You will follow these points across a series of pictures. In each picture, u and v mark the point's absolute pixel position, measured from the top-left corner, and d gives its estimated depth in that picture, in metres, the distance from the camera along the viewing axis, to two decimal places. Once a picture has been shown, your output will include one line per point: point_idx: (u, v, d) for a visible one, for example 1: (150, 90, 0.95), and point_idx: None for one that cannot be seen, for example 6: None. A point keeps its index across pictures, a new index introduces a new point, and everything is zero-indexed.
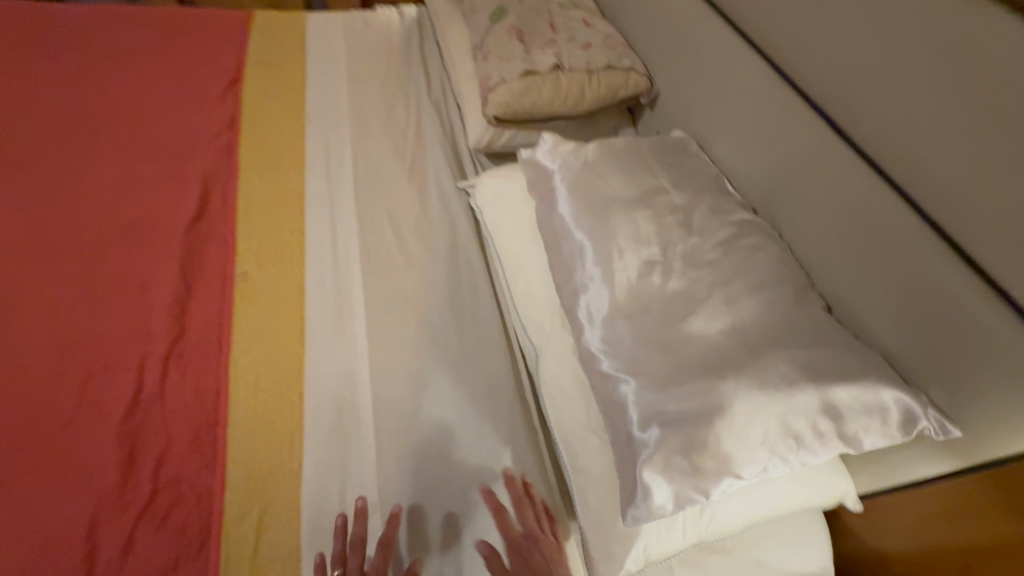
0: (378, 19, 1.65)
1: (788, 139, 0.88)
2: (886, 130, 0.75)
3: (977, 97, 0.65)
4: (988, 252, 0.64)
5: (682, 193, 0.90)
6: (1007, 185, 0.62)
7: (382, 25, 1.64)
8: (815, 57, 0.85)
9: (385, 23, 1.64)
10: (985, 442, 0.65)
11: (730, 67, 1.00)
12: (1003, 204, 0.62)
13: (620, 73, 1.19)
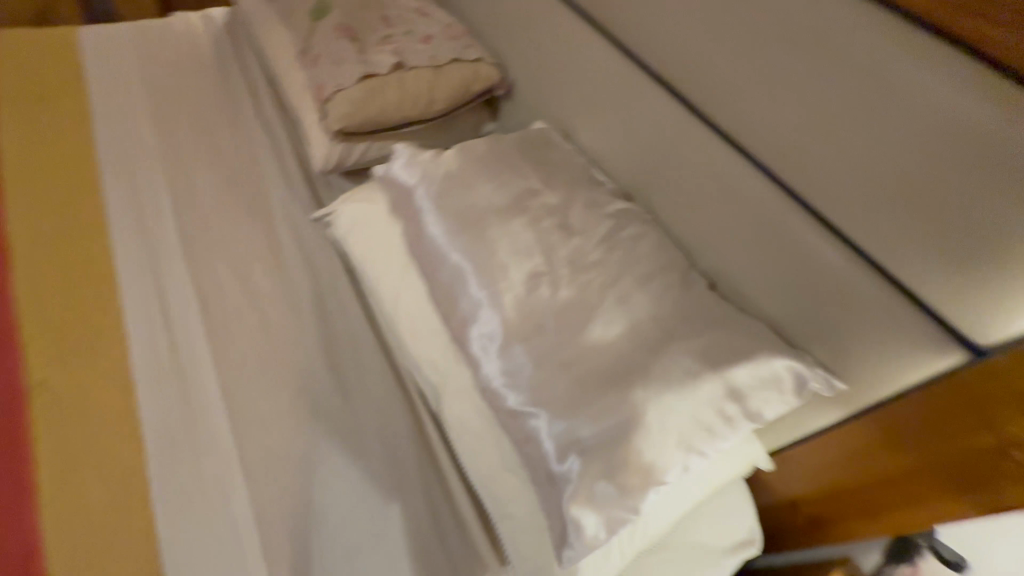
0: (178, 27, 1.38)
1: (646, 120, 0.86)
2: (732, 101, 0.74)
3: (807, 63, 0.65)
4: (841, 210, 0.65)
5: (554, 192, 0.83)
6: (846, 145, 0.63)
7: (186, 33, 1.37)
8: (656, 32, 0.82)
9: (189, 32, 1.38)
10: (866, 389, 0.67)
11: (578, 50, 0.95)
12: (846, 163, 0.63)
13: (469, 66, 1.09)
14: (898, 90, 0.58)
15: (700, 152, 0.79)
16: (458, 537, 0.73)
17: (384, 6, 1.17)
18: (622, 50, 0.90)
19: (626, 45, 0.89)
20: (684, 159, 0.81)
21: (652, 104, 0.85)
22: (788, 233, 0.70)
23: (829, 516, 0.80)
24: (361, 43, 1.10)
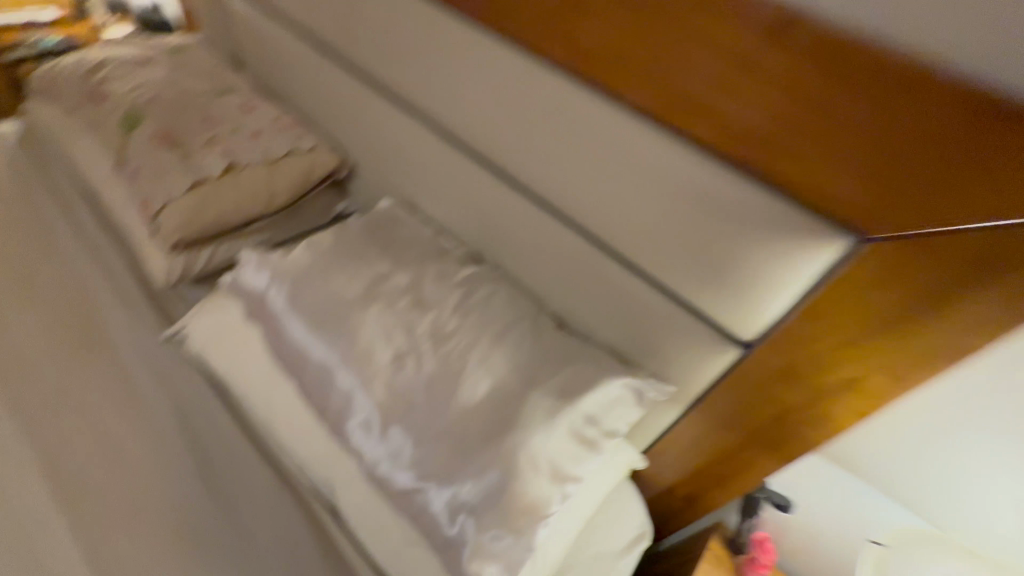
0: None
1: (472, 189, 0.94)
2: (529, 166, 0.83)
3: (566, 137, 0.74)
4: (633, 245, 0.75)
5: (405, 271, 0.89)
6: (619, 198, 0.73)
7: None
8: (455, 111, 0.89)
9: None
10: (690, 387, 0.81)
11: (399, 130, 1.01)
12: (623, 213, 0.73)
13: (305, 156, 1.13)
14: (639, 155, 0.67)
15: (519, 214, 0.88)
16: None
17: (206, 106, 1.16)
18: (433, 126, 0.96)
19: (435, 121, 0.95)
20: (511, 219, 0.90)
21: (471, 175, 0.93)
22: (602, 271, 0.81)
23: (697, 492, 0.93)
24: (184, 149, 1.07)
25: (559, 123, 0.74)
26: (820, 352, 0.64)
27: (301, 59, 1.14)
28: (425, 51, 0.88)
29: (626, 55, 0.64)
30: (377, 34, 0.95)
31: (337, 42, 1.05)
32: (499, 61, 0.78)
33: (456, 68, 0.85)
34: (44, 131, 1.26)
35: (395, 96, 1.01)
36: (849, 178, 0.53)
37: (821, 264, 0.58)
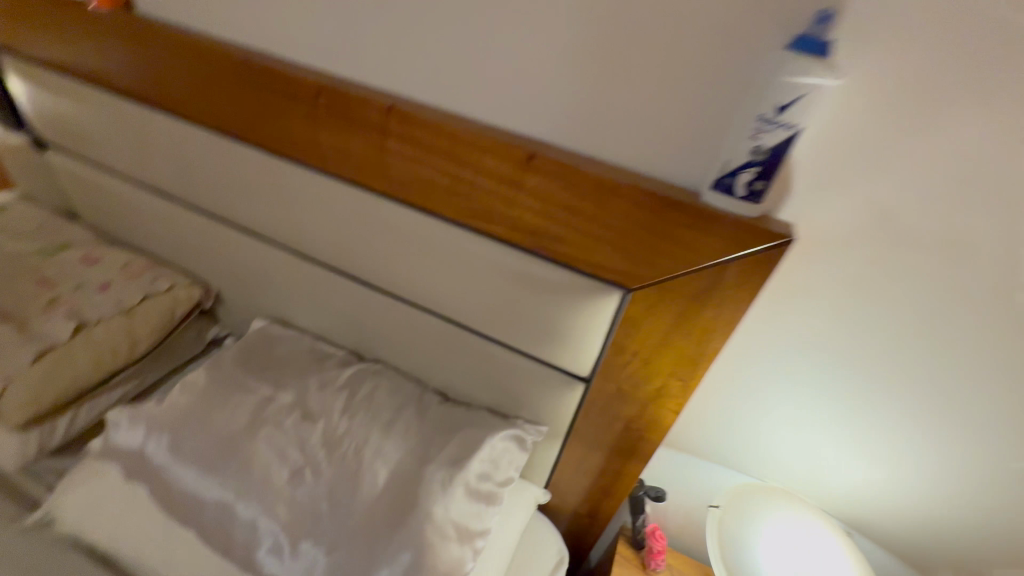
0: None
1: (337, 298, 1.03)
2: (380, 274, 0.95)
3: (404, 244, 0.88)
4: (481, 322, 0.90)
5: (288, 390, 0.95)
6: (459, 286, 0.87)
7: None
8: (304, 235, 0.98)
9: None
10: (558, 423, 0.96)
11: (255, 256, 1.08)
12: (466, 298, 0.88)
13: (163, 296, 1.14)
14: (463, 251, 0.82)
15: (384, 313, 1.00)
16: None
17: (37, 268, 1.11)
18: (287, 249, 1.04)
19: (287, 244, 1.03)
20: (378, 318, 1.01)
21: (333, 286, 1.02)
22: (464, 346, 0.94)
23: (595, 508, 1.08)
24: (19, 317, 1.02)
25: (396, 236, 0.87)
26: (630, 375, 0.82)
27: (137, 204, 1.16)
28: (259, 189, 0.96)
29: (427, 178, 0.78)
30: (210, 178, 1.01)
31: (170, 186, 1.08)
32: (329, 193, 0.89)
33: (293, 201, 0.94)
34: None
35: (241, 226, 1.07)
36: (599, 249, 0.72)
37: (609, 313, 0.77)
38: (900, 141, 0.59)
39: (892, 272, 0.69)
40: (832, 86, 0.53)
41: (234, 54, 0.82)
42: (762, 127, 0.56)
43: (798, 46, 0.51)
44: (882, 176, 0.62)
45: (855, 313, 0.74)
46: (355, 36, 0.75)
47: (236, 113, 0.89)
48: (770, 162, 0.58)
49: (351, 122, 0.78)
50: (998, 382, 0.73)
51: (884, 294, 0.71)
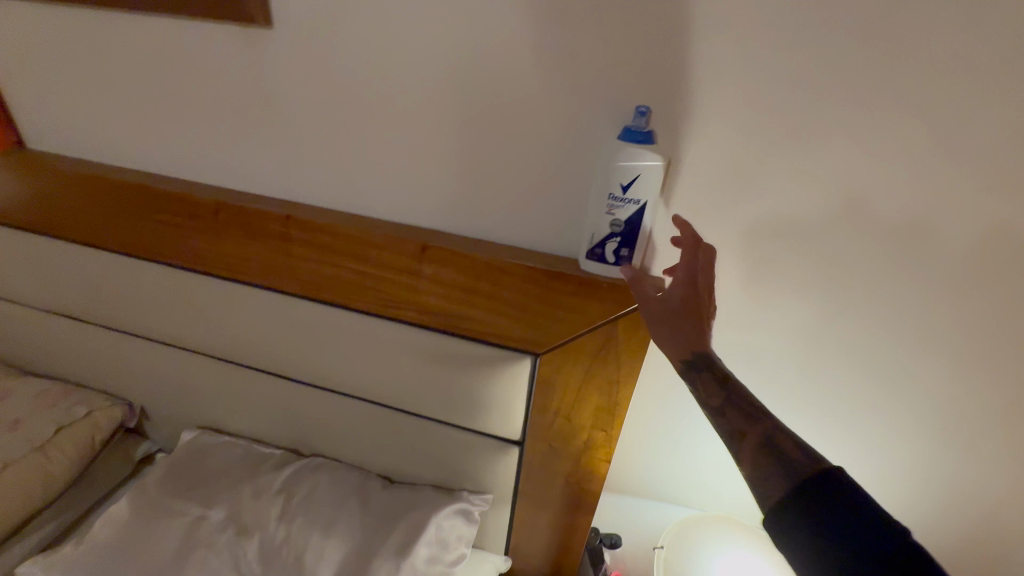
0: None
1: (267, 397, 1.02)
2: (307, 369, 0.95)
3: (324, 338, 0.89)
4: (411, 401, 0.91)
5: (219, 505, 0.91)
6: (383, 371, 0.89)
7: None
8: (224, 340, 0.98)
9: None
10: (502, 488, 0.95)
11: (179, 366, 1.05)
12: (392, 381, 0.90)
13: (81, 423, 1.08)
14: (381, 338, 0.85)
15: (316, 407, 0.99)
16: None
17: None
18: (210, 356, 1.02)
19: (208, 351, 1.02)
20: (311, 411, 1.00)
21: (261, 386, 1.01)
22: (399, 427, 0.95)
23: (558, 565, 1.07)
24: None
25: (313, 331, 0.89)
26: (559, 432, 0.86)
27: (46, 331, 1.12)
28: (171, 302, 0.96)
29: (335, 276, 0.81)
30: (120, 296, 0.99)
31: (79, 309, 1.06)
32: (243, 299, 0.90)
33: (208, 310, 0.94)
34: None
35: (159, 339, 1.05)
36: (505, 322, 0.76)
37: (525, 378, 0.80)
38: (728, 198, 0.70)
39: (754, 299, 0.79)
40: (662, 167, 0.64)
41: (133, 180, 0.84)
42: (614, 204, 0.66)
43: (626, 136, 0.63)
44: (729, 227, 0.73)
45: (737, 340, 0.83)
46: (253, 154, 0.81)
47: (140, 235, 0.90)
48: (628, 232, 0.67)
49: (253, 233, 0.81)
50: (867, 378, 0.82)
51: (754, 319, 0.81)
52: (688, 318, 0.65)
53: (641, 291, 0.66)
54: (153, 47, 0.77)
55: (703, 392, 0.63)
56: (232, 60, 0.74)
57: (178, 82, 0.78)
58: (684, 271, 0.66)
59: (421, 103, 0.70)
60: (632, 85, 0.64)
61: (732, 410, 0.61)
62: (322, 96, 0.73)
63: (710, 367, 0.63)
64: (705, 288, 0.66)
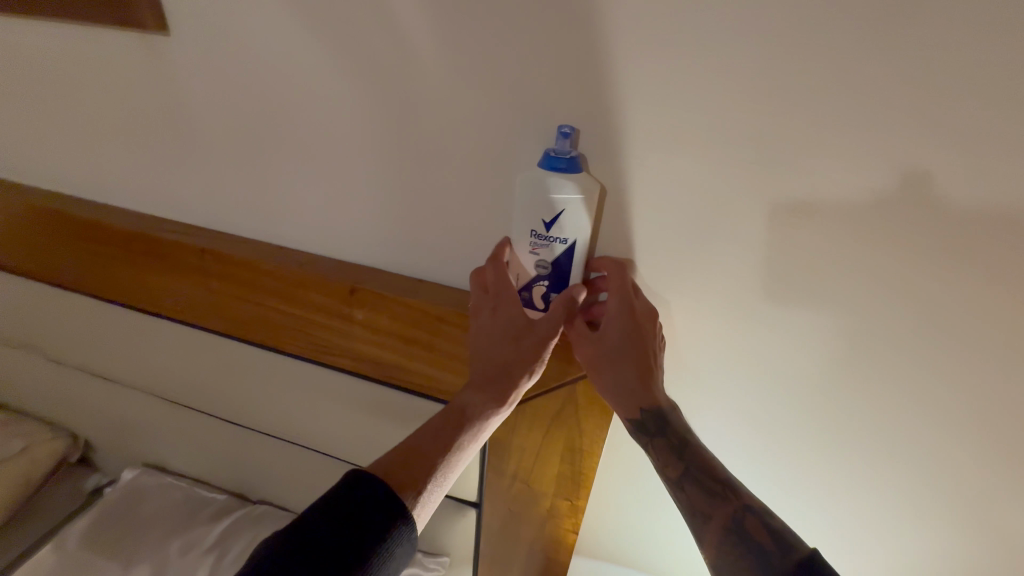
0: None
1: (206, 437, 0.92)
2: (242, 412, 0.85)
3: (255, 381, 0.79)
4: (352, 455, 0.80)
5: (142, 563, 0.82)
6: (320, 421, 0.78)
7: None
8: (155, 377, 0.88)
9: None
10: (460, 550, 0.83)
11: (116, 400, 0.97)
12: (330, 432, 0.78)
13: (15, 459, 0.99)
14: (315, 384, 0.74)
15: (257, 451, 0.89)
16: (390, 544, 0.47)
17: None
18: (145, 392, 0.93)
19: (143, 387, 0.93)
20: (253, 455, 0.90)
21: (200, 425, 0.91)
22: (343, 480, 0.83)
23: None
24: None
25: (241, 374, 0.79)
26: (518, 496, 0.74)
27: None
28: (98, 335, 0.87)
29: (261, 316, 0.72)
30: (49, 326, 0.91)
31: (14, 337, 0.99)
32: (168, 335, 0.80)
33: (136, 344, 0.85)
34: None
35: (94, 371, 0.96)
36: (450, 376, 0.66)
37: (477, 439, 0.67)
38: (703, 239, 0.57)
39: (750, 360, 0.63)
40: (592, 200, 0.54)
41: (44, 203, 0.76)
42: (538, 243, 0.57)
43: (546, 164, 0.53)
44: (717, 267, 0.58)
45: (727, 406, 0.67)
46: (167, 177, 0.72)
47: (58, 262, 0.81)
48: (556, 275, 0.58)
49: (169, 265, 0.72)
50: (894, 477, 0.63)
51: (749, 385, 0.65)
52: (632, 362, 0.56)
53: (574, 328, 0.59)
54: (55, 56, 0.68)
55: (660, 462, 0.56)
56: (136, 70, 0.65)
57: (84, 95, 0.69)
58: (615, 302, 0.56)
59: (340, 123, 0.61)
60: (577, 102, 0.53)
61: (692, 486, 0.53)
62: (233, 114, 0.64)
63: (665, 434, 0.55)
64: (651, 325, 0.57)
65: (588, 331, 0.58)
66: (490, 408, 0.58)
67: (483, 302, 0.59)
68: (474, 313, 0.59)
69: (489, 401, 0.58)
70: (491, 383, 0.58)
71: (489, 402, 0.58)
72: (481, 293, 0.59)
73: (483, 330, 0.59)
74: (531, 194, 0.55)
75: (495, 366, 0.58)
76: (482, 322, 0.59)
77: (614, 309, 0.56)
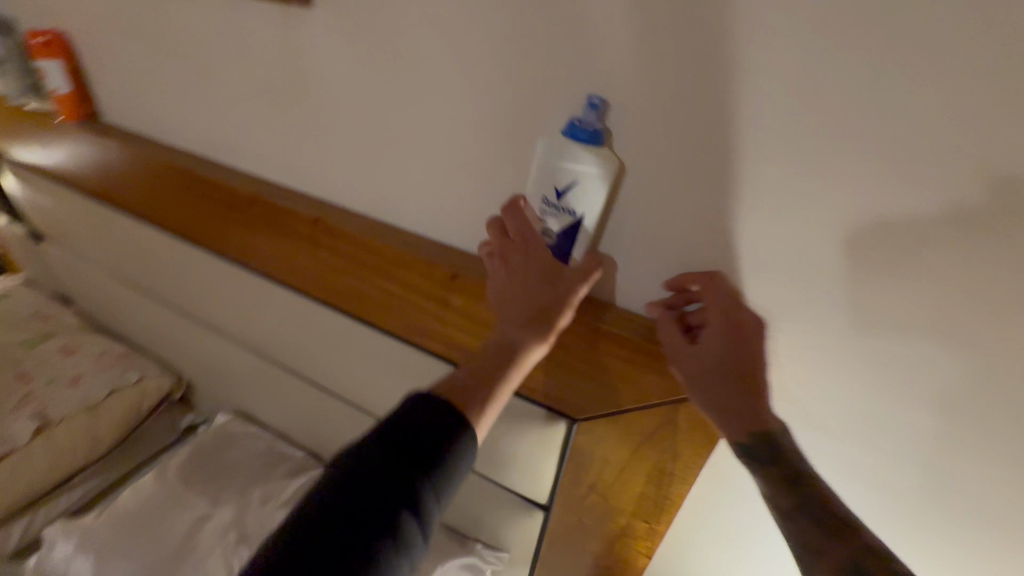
0: None
1: (292, 395, 0.97)
2: (328, 378, 0.88)
3: (344, 350, 0.81)
4: None
5: (227, 505, 0.88)
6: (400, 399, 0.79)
7: None
8: (254, 333, 0.94)
9: None
10: (519, 551, 0.81)
11: (217, 350, 1.05)
12: None
13: (130, 390, 1.11)
14: (401, 362, 0.75)
15: (336, 416, 0.92)
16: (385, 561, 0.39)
17: (17, 361, 1.09)
18: (242, 346, 1.00)
19: (241, 341, 0.99)
20: (331, 419, 0.94)
21: (287, 384, 0.96)
22: None
23: None
24: None
25: (334, 343, 0.82)
26: (590, 510, 0.71)
27: (117, 295, 1.17)
28: (212, 289, 0.94)
29: (358, 289, 0.73)
30: (169, 274, 1.00)
31: (138, 280, 1.09)
32: (271, 296, 0.85)
33: (241, 301, 0.90)
34: None
35: (202, 321, 1.04)
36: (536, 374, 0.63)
37: (556, 442, 0.65)
38: (865, 278, 0.46)
39: (891, 417, 0.52)
40: (608, 176, 0.51)
41: (178, 162, 0.81)
42: (546, 210, 0.54)
43: (566, 131, 0.49)
44: (889, 302, 0.46)
45: (846, 464, 0.57)
46: (289, 146, 0.73)
47: (186, 217, 0.87)
48: (561, 246, 0.55)
49: (282, 230, 0.75)
50: None
51: (881, 446, 0.55)
52: (736, 378, 0.48)
53: (668, 333, 0.51)
54: (199, 23, 0.71)
55: (770, 493, 0.48)
56: (269, 39, 0.66)
57: (221, 61, 0.72)
58: (717, 316, 0.49)
59: (461, 106, 0.58)
60: (737, 99, 0.44)
61: (804, 520, 0.45)
62: (354, 87, 0.63)
63: (776, 462, 0.47)
64: (760, 341, 0.49)
65: (683, 340, 0.51)
66: (535, 340, 0.52)
67: (510, 249, 0.54)
68: (502, 259, 0.54)
69: (533, 333, 0.52)
70: (531, 317, 0.52)
71: (531, 334, 0.52)
72: (506, 240, 0.54)
73: (512, 276, 0.54)
74: (549, 160, 0.52)
75: (533, 304, 0.52)
76: (511, 268, 0.54)
77: (716, 322, 0.49)
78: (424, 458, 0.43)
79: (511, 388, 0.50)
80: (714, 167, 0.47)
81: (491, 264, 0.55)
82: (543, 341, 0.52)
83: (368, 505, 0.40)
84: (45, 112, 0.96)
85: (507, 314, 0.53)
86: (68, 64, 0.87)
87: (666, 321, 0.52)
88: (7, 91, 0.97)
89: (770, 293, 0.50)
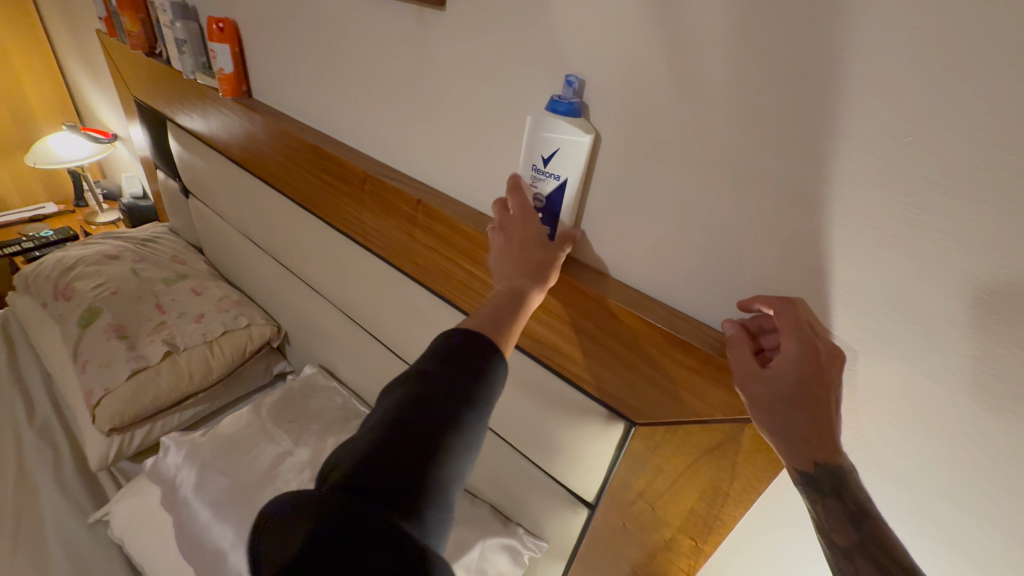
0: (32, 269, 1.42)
1: (373, 361, 1.07)
2: (406, 350, 0.96)
3: (426, 324, 0.88)
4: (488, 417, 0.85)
5: (306, 447, 0.98)
6: None
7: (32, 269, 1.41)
8: (348, 300, 1.04)
9: (35, 268, 1.41)
10: (558, 544, 0.83)
11: (315, 311, 1.17)
12: None
13: (240, 332, 1.27)
14: None
15: None
16: (441, 465, 0.44)
17: (158, 294, 1.29)
18: (336, 310, 1.11)
19: (336, 306, 1.10)
20: None
21: (371, 350, 1.06)
22: None
23: None
24: (132, 337, 1.18)
25: (417, 317, 0.89)
26: (635, 517, 0.71)
27: (241, 250, 1.34)
28: (319, 255, 1.05)
29: (445, 268, 0.79)
30: (286, 238, 1.13)
31: (259, 240, 1.24)
32: (369, 267, 0.94)
33: (342, 269, 1.01)
34: (73, 249, 1.44)
35: (306, 282, 1.16)
36: (598, 372, 0.66)
37: (613, 442, 0.67)
38: (984, 335, 0.41)
39: (991, 493, 0.46)
40: (585, 144, 0.56)
41: (308, 138, 0.92)
42: (535, 176, 0.61)
43: (549, 106, 0.55)
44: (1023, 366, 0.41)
45: (926, 523, 0.52)
46: (403, 133, 0.80)
47: (306, 187, 0.99)
48: (550, 210, 0.62)
49: (387, 208, 0.83)
50: None
51: (972, 513, 0.48)
52: (806, 406, 0.46)
53: (738, 354, 0.50)
54: (345, 22, 0.79)
55: (826, 522, 0.46)
56: (402, 39, 0.72)
57: (358, 56, 0.80)
58: (792, 345, 0.46)
59: None
60: (857, 125, 0.41)
61: (863, 558, 0.43)
62: (469, 88, 0.68)
63: (840, 494, 0.46)
64: (833, 374, 0.46)
65: (753, 363, 0.49)
66: (534, 284, 0.58)
67: (508, 221, 0.62)
68: (502, 229, 0.62)
69: (531, 279, 0.58)
70: (530, 268, 0.59)
71: (533, 281, 0.58)
72: (506, 214, 0.62)
73: (512, 241, 0.61)
74: (534, 132, 0.58)
75: (530, 259, 0.60)
76: (511, 235, 0.62)
77: (793, 348, 0.46)
78: (467, 375, 0.48)
79: (519, 324, 0.57)
80: (818, 191, 0.45)
81: (494, 235, 0.63)
82: (540, 286, 0.59)
83: (426, 415, 0.45)
84: (208, 87, 1.12)
85: (508, 270, 0.60)
86: (233, 48, 1.01)
87: (738, 342, 0.50)
88: (183, 67, 1.14)
89: (865, 331, 0.47)
